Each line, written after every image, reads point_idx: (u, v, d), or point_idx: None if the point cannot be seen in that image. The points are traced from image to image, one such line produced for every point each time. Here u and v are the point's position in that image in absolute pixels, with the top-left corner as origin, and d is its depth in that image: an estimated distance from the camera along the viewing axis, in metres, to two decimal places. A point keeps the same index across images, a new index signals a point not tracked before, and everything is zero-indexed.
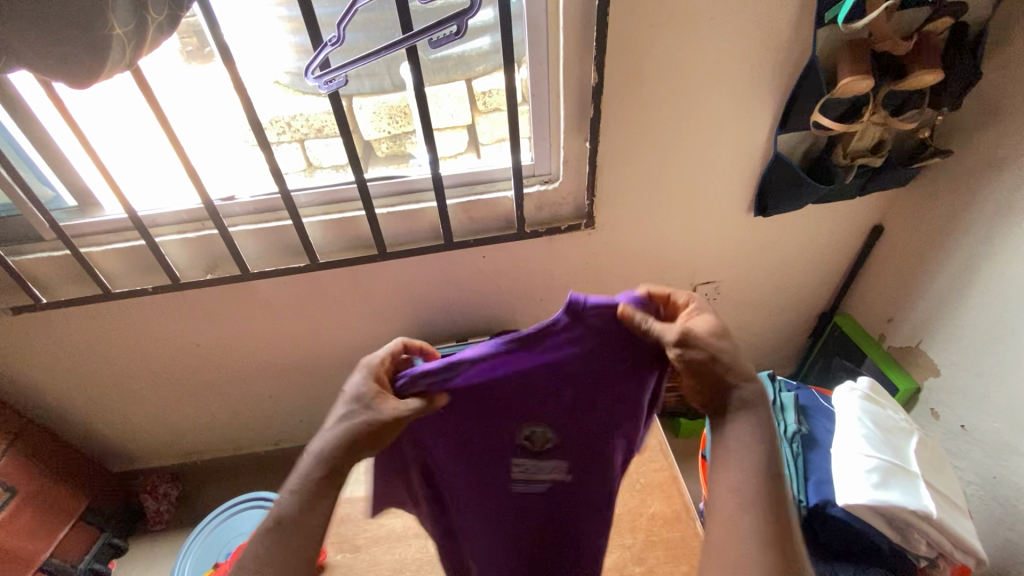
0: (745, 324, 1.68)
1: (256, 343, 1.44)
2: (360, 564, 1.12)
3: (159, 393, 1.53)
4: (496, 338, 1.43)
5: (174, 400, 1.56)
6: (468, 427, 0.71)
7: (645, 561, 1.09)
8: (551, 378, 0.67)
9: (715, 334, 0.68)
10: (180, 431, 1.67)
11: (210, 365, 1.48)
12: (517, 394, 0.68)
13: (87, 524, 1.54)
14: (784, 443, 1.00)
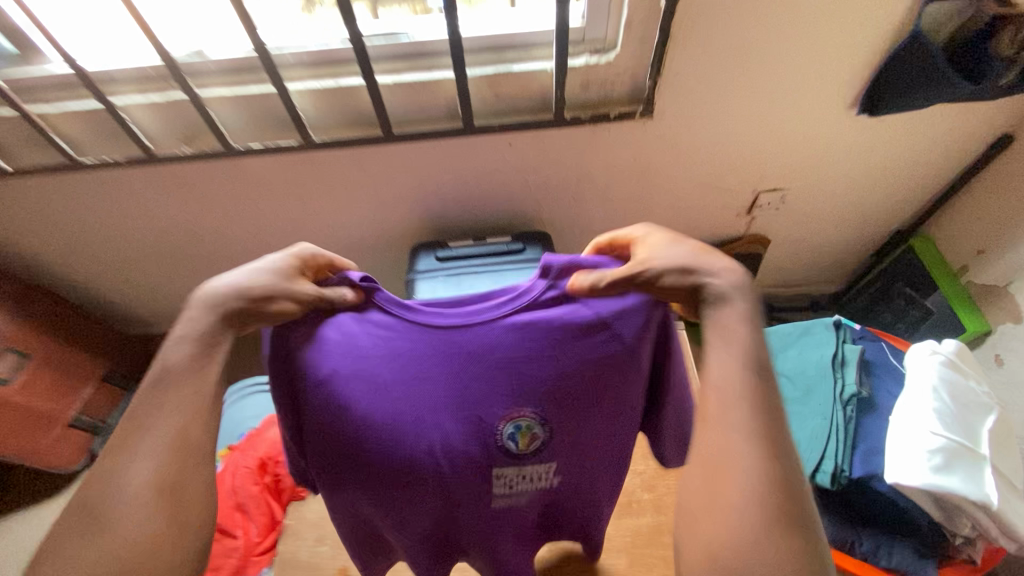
0: (801, 237, 1.47)
1: (257, 228, 1.30)
2: None
3: (159, 266, 1.45)
4: (518, 240, 1.27)
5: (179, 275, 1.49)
6: (424, 404, 0.60)
7: (654, 488, 1.06)
8: (537, 342, 0.60)
9: (688, 270, 0.59)
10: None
11: (206, 243, 1.37)
12: (490, 371, 0.60)
13: (111, 386, 1.58)
14: (838, 405, 0.88)
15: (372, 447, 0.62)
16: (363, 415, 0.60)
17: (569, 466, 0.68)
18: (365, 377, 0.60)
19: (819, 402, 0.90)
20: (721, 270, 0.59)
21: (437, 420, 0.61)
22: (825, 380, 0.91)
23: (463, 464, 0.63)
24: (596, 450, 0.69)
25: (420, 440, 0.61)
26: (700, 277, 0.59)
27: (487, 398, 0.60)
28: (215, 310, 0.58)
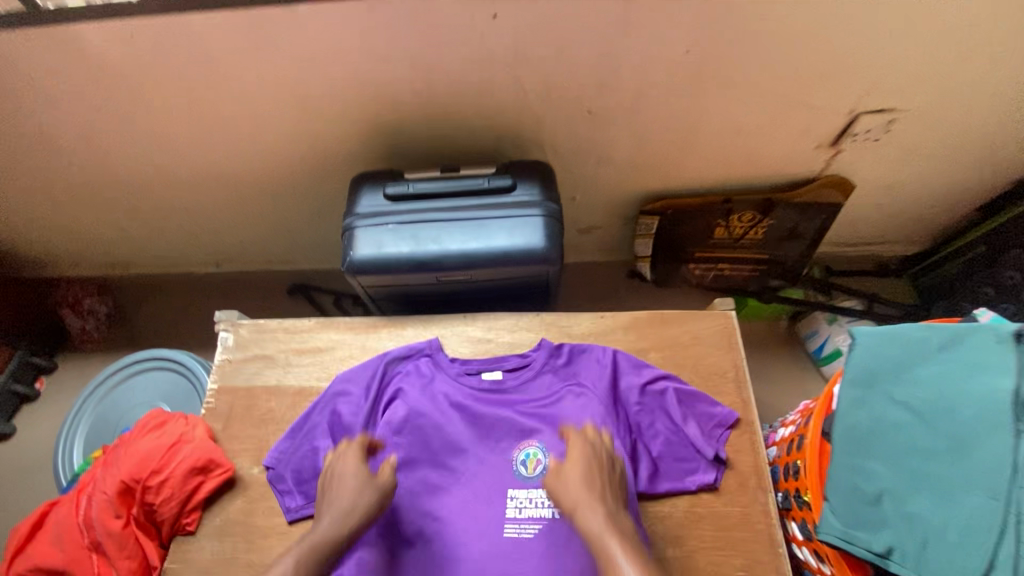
0: (888, 181, 1.10)
1: (147, 130, 0.96)
2: None
3: (36, 185, 1.11)
4: (506, 172, 0.89)
5: (64, 197, 1.15)
6: (463, 430, 0.80)
7: (685, 541, 0.75)
8: (547, 379, 0.83)
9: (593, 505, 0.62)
10: (95, 241, 1.30)
11: (87, 155, 1.03)
12: (515, 405, 0.81)
13: None
14: (1020, 479, 0.51)
15: (416, 475, 0.78)
16: (419, 428, 0.80)
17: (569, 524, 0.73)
18: (421, 414, 0.80)
19: (981, 468, 0.53)
20: (603, 504, 0.62)
21: (470, 442, 0.79)
22: (994, 432, 0.53)
23: (481, 490, 0.76)
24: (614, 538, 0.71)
25: (455, 456, 0.78)
26: (581, 511, 0.62)
27: (513, 418, 0.80)
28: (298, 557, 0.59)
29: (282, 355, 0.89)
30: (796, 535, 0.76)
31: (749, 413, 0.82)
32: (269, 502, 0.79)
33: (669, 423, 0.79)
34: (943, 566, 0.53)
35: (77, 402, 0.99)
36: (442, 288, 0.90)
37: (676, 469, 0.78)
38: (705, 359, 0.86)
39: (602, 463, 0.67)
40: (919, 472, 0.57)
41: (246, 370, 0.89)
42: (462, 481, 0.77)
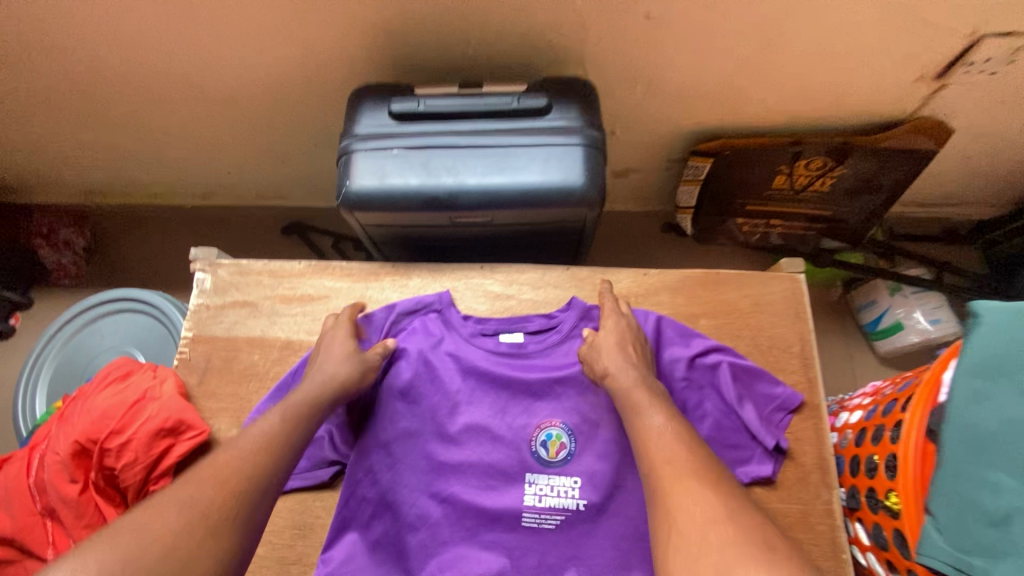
0: (993, 130, 0.92)
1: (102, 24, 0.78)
2: None
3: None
4: (540, 90, 0.72)
5: (16, 110, 0.98)
6: (472, 400, 0.68)
7: None
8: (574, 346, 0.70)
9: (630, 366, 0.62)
10: (63, 166, 1.15)
11: (37, 59, 0.86)
12: (534, 371, 0.69)
13: None
14: None
15: (415, 450, 0.66)
16: (420, 395, 0.68)
17: (595, 517, 0.62)
18: (424, 379, 0.69)
19: None
20: (637, 369, 0.62)
21: (480, 414, 0.67)
22: None
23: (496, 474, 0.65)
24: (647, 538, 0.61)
25: (461, 427, 0.67)
26: (615, 373, 0.62)
27: (531, 388, 0.68)
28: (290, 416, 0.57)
29: (266, 303, 0.76)
30: (861, 538, 0.65)
31: (816, 396, 0.70)
32: None
33: (721, 403, 0.66)
34: None
35: (37, 343, 0.87)
36: (455, 232, 0.76)
37: (727, 456, 0.66)
38: (766, 329, 0.72)
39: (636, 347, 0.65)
40: None
41: (225, 318, 0.76)
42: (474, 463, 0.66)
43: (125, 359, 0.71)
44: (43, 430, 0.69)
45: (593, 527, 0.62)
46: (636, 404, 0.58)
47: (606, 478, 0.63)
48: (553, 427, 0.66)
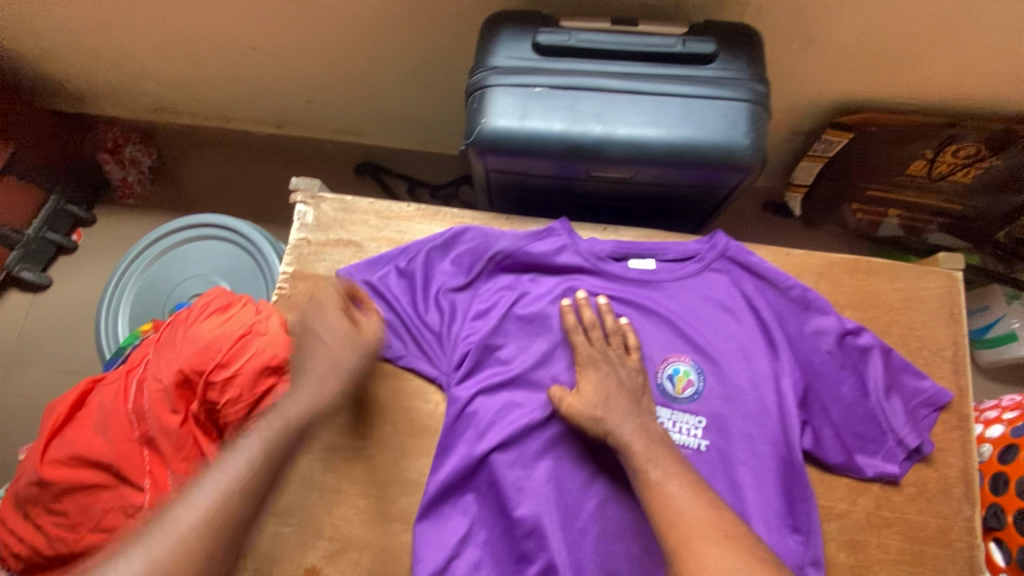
0: None
1: None
2: (372, 402, 0.66)
3: None
4: (704, 34, 0.64)
5: (100, 10, 0.91)
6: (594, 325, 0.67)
7: (862, 548, 0.60)
8: (705, 288, 0.68)
9: (600, 407, 0.59)
10: (138, 78, 1.08)
11: None
12: (660, 307, 0.68)
13: (19, 181, 1.08)
14: None
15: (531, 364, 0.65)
16: (541, 312, 0.67)
17: (711, 457, 0.63)
18: (546, 298, 0.68)
19: None
20: (635, 415, 0.59)
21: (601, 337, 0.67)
22: None
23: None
24: (762, 482, 0.61)
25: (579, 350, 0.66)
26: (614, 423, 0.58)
27: (656, 321, 0.68)
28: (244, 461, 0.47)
29: (372, 245, 0.71)
30: (996, 559, 0.62)
31: (966, 405, 0.64)
32: (352, 420, 0.65)
33: (860, 388, 0.63)
34: None
35: (121, 261, 0.83)
36: (583, 186, 0.69)
37: (852, 442, 0.62)
38: (916, 328, 0.66)
39: (623, 391, 0.61)
40: None
41: (328, 255, 0.71)
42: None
43: (224, 290, 0.67)
44: (139, 354, 0.66)
45: (709, 477, 0.62)
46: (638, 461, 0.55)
47: (729, 423, 0.63)
48: (674, 359, 0.66)
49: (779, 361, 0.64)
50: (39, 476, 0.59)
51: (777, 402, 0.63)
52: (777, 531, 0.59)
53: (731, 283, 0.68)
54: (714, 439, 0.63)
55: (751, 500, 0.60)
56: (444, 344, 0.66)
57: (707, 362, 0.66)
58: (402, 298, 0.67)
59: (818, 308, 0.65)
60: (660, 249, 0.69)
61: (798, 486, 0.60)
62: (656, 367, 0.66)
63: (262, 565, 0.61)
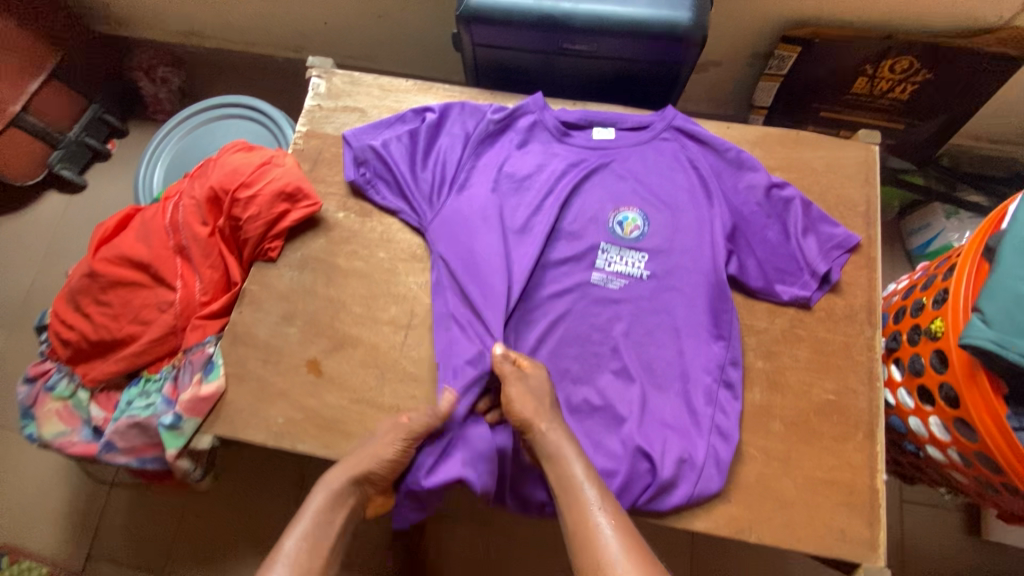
0: None
1: None
2: (367, 234, 0.77)
3: None
4: None
5: None
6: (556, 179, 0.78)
7: (776, 357, 0.70)
8: (655, 152, 0.79)
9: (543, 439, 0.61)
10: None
11: None
12: (615, 167, 0.79)
13: (64, 88, 1.21)
14: None
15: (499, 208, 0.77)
16: (511, 167, 0.79)
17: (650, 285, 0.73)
18: (517, 156, 0.79)
19: None
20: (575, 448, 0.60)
21: (560, 188, 0.78)
22: None
23: (575, 250, 0.75)
24: (691, 303, 0.72)
25: (540, 199, 0.77)
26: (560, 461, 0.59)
27: (611, 178, 0.78)
28: (305, 545, 0.57)
29: (374, 111, 0.83)
30: (894, 377, 0.71)
31: (874, 250, 0.75)
32: (351, 247, 0.77)
33: (783, 231, 0.73)
34: None
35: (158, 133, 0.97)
36: (557, 63, 0.81)
37: (773, 275, 0.73)
38: (835, 188, 0.77)
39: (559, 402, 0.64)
40: None
41: (336, 119, 0.83)
42: (557, 240, 0.76)
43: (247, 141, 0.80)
44: (173, 187, 0.78)
45: (647, 300, 0.72)
46: (561, 452, 0.59)
47: (669, 258, 0.74)
48: (624, 208, 0.77)
49: (714, 208, 0.75)
50: (92, 269, 0.73)
51: (710, 239, 0.74)
52: (702, 338, 0.70)
53: (678, 149, 0.79)
54: (654, 269, 0.74)
55: (682, 314, 0.71)
56: (432, 192, 0.77)
57: (653, 210, 0.76)
58: (399, 158, 0.78)
59: (750, 166, 0.76)
60: (618, 118, 0.80)
61: (722, 302, 0.72)
62: (608, 213, 0.77)
63: (270, 356, 0.72)
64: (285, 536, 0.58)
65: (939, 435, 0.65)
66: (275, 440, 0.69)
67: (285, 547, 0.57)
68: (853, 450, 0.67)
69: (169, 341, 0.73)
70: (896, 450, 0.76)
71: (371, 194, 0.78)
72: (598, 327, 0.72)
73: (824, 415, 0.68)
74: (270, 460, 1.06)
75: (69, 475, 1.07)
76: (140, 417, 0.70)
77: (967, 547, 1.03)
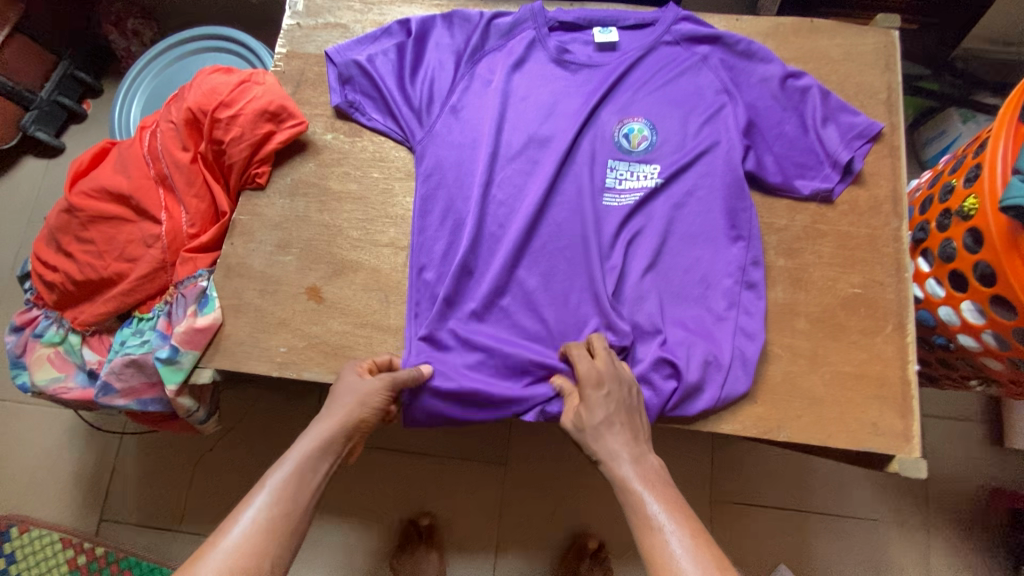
0: None
1: None
2: (359, 154, 0.73)
3: None
4: None
5: None
6: (553, 92, 0.73)
7: (797, 255, 0.67)
8: (657, 53, 0.73)
9: (593, 438, 0.55)
10: None
11: None
12: (617, 73, 0.72)
13: (28, 42, 1.14)
14: None
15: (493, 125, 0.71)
16: (506, 80, 0.73)
17: (660, 195, 0.68)
18: (509, 68, 0.73)
19: None
20: (634, 448, 0.55)
21: (558, 102, 0.72)
22: None
23: (578, 166, 0.70)
24: (705, 210, 0.67)
25: (536, 115, 0.72)
26: (614, 462, 0.54)
27: (612, 84, 0.72)
28: (289, 482, 0.51)
29: (357, 27, 0.78)
30: (922, 269, 0.68)
31: (898, 139, 0.70)
32: (343, 169, 0.72)
33: (800, 123, 0.69)
34: None
35: (132, 70, 0.95)
36: None
37: (792, 173, 0.69)
38: (854, 77, 0.72)
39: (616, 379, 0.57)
40: None
41: (318, 38, 0.78)
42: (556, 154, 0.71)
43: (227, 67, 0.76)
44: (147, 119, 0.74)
45: (658, 211, 0.68)
46: (612, 453, 0.54)
47: (683, 164, 0.68)
48: (629, 118, 0.71)
49: (727, 106, 0.70)
50: (71, 204, 0.69)
51: (725, 138, 0.69)
52: (722, 241, 0.66)
53: (684, 48, 0.72)
54: (670, 176, 0.68)
55: (697, 220, 0.67)
56: (421, 108, 0.72)
57: (662, 113, 0.71)
58: (385, 74, 0.72)
59: (762, 57, 0.70)
60: (618, 16, 0.74)
61: (740, 200, 0.67)
62: (610, 123, 0.71)
63: (267, 286, 0.69)
64: (269, 474, 0.51)
65: (973, 320, 0.61)
66: (279, 369, 0.66)
67: (260, 491, 0.50)
68: (883, 343, 0.64)
69: (158, 278, 0.69)
70: (924, 348, 0.73)
71: (356, 114, 0.73)
72: (611, 243, 0.67)
73: (852, 309, 0.65)
74: (260, 401, 1.03)
75: (76, 438, 1.05)
76: (135, 354, 0.67)
77: (989, 458, 1.02)
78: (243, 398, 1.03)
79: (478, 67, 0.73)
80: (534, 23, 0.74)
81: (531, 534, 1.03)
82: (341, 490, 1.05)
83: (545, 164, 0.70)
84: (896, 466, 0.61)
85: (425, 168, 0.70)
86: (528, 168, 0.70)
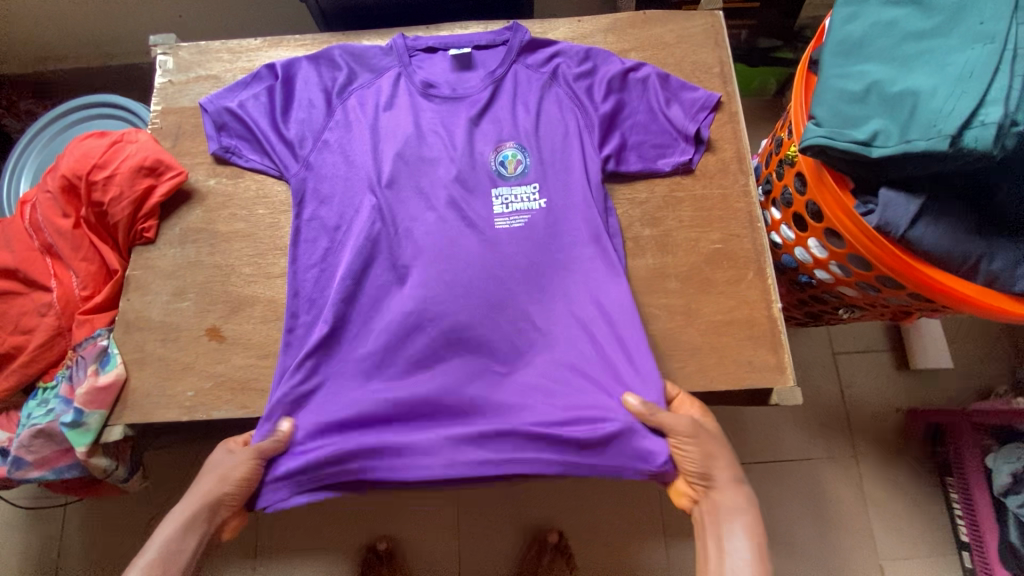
0: None
1: None
2: (244, 194, 0.76)
3: None
4: None
5: None
6: (420, 118, 0.77)
7: (660, 223, 0.73)
8: (513, 71, 0.78)
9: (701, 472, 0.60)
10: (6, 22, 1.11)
11: None
12: (479, 94, 0.77)
13: None
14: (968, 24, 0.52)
15: (365, 157, 0.75)
16: (376, 114, 0.77)
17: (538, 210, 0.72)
18: (377, 101, 0.77)
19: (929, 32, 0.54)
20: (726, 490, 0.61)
21: (424, 126, 0.77)
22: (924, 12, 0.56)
23: (455, 190, 0.73)
24: (572, 211, 0.72)
25: (405, 140, 0.76)
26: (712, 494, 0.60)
27: (475, 105, 0.77)
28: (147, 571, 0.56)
29: (228, 75, 0.81)
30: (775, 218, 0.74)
31: (734, 105, 0.78)
32: (230, 211, 0.75)
33: (648, 105, 0.75)
34: (943, 108, 0.50)
35: (14, 149, 0.96)
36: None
37: (648, 151, 0.75)
38: (689, 57, 0.80)
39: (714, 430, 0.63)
40: (884, 53, 0.56)
41: (192, 91, 0.81)
42: (429, 177, 0.74)
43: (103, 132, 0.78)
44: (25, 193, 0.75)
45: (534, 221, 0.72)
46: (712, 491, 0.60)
47: (547, 170, 0.74)
48: (494, 136, 0.76)
49: (580, 109, 0.76)
50: None
51: (581, 138, 0.74)
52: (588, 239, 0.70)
53: (536, 64, 0.78)
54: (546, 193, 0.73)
55: (557, 220, 0.72)
56: (295, 144, 0.75)
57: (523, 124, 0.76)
58: (258, 118, 0.76)
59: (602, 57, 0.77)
60: (471, 38, 0.80)
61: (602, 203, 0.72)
62: (477, 139, 0.76)
63: (168, 334, 0.70)
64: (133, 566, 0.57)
65: (819, 255, 0.68)
66: (189, 413, 0.68)
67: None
68: (747, 288, 0.70)
69: (56, 344, 0.70)
70: (795, 289, 0.79)
71: (235, 158, 0.76)
72: (477, 255, 0.71)
73: (715, 263, 0.71)
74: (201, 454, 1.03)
75: (15, 524, 1.02)
76: (42, 423, 0.67)
77: (900, 381, 1.09)
78: (184, 453, 1.02)
79: (347, 100, 0.77)
80: (394, 56, 0.79)
81: (491, 535, 1.05)
82: (297, 528, 1.05)
83: (408, 185, 0.74)
84: (776, 398, 0.67)
85: (303, 200, 0.73)
86: (403, 193, 0.74)
